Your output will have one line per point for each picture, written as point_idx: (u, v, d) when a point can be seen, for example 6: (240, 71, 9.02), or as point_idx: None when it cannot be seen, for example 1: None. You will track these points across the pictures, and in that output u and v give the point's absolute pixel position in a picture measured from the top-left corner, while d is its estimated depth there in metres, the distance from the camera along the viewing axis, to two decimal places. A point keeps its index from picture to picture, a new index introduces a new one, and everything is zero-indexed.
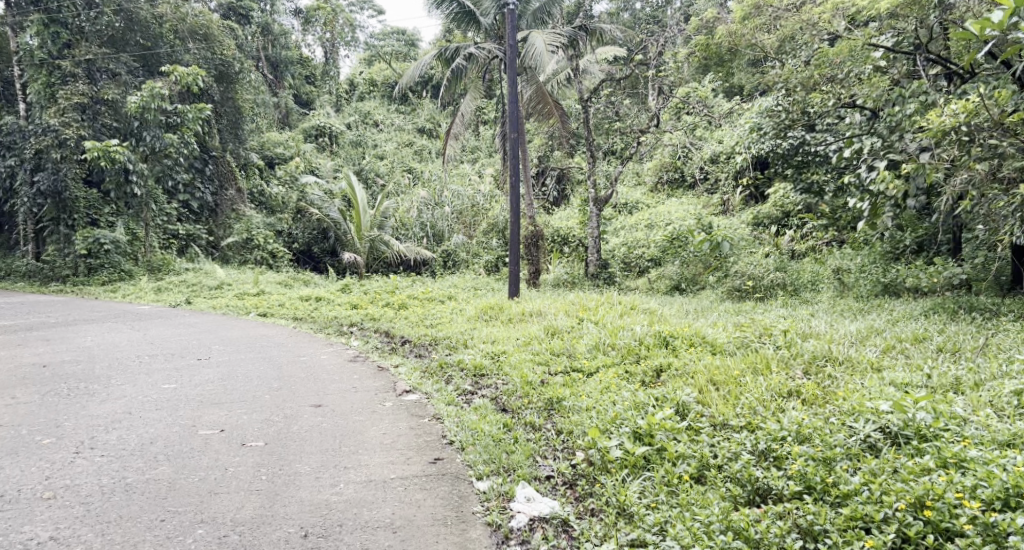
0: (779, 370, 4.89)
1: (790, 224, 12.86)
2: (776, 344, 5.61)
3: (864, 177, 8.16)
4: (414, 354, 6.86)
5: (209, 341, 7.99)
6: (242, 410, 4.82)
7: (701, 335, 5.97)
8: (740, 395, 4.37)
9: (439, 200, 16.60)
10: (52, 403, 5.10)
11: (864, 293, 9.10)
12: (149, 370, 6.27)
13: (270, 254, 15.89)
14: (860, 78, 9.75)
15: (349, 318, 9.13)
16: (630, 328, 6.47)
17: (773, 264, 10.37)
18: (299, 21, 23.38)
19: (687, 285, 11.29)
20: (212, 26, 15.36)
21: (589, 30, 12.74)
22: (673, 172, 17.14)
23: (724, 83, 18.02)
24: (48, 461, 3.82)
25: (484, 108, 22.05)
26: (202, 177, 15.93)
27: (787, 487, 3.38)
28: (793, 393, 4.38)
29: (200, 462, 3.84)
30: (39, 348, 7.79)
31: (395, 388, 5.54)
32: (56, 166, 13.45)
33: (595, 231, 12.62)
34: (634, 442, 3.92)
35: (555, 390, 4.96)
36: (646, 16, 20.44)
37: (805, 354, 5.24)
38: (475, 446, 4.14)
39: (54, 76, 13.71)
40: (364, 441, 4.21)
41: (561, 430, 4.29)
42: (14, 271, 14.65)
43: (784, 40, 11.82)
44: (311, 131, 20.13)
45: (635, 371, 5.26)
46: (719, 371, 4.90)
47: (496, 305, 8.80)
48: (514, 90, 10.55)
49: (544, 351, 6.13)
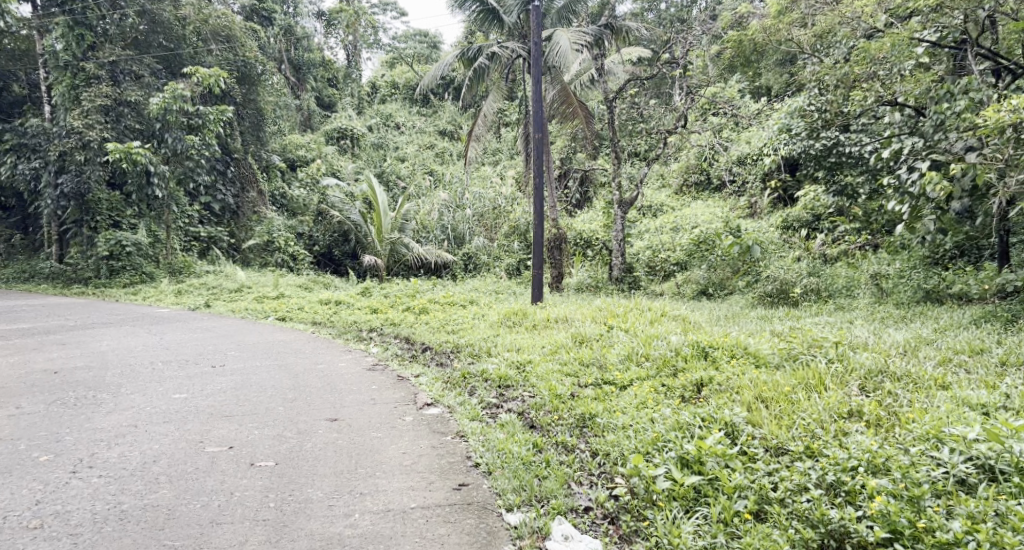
0: (835, 388, 4.48)
1: (821, 227, 12.27)
2: (826, 355, 5.19)
3: (903, 179, 7.67)
4: (434, 362, 6.52)
5: (226, 347, 7.72)
6: (254, 424, 4.52)
7: (742, 345, 5.56)
8: (794, 416, 3.99)
9: (460, 202, 16.35)
10: (55, 414, 4.83)
11: (904, 299, 8.63)
12: (161, 378, 6.00)
13: (291, 257, 15.66)
14: (904, 76, 9.26)
15: (369, 322, 8.87)
16: (664, 337, 6.08)
17: (805, 269, 9.92)
18: (321, 24, 23.32)
19: (715, 290, 10.85)
20: (235, 27, 15.33)
21: (615, 28, 12.34)
22: (700, 173, 16.74)
23: (751, 84, 17.54)
24: (42, 482, 3.54)
25: (506, 110, 21.72)
26: (224, 179, 15.83)
27: (869, 532, 3.00)
28: (855, 414, 3.98)
29: (204, 485, 3.54)
30: (53, 353, 7.58)
31: (415, 400, 5.19)
32: (79, 168, 13.34)
33: (620, 234, 12.17)
34: (682, 470, 3.56)
35: (586, 404, 4.60)
36: (671, 16, 20.02)
37: (860, 368, 4.80)
38: (503, 470, 3.79)
39: (78, 78, 13.57)
40: (382, 462, 3.88)
41: (598, 453, 3.94)
42: (38, 273, 14.57)
43: (821, 36, 11.31)
44: (333, 133, 19.92)
45: (673, 386, 4.88)
46: (768, 387, 4.52)
47: (519, 311, 8.44)
48: (538, 90, 10.19)
49: (572, 361, 5.76)
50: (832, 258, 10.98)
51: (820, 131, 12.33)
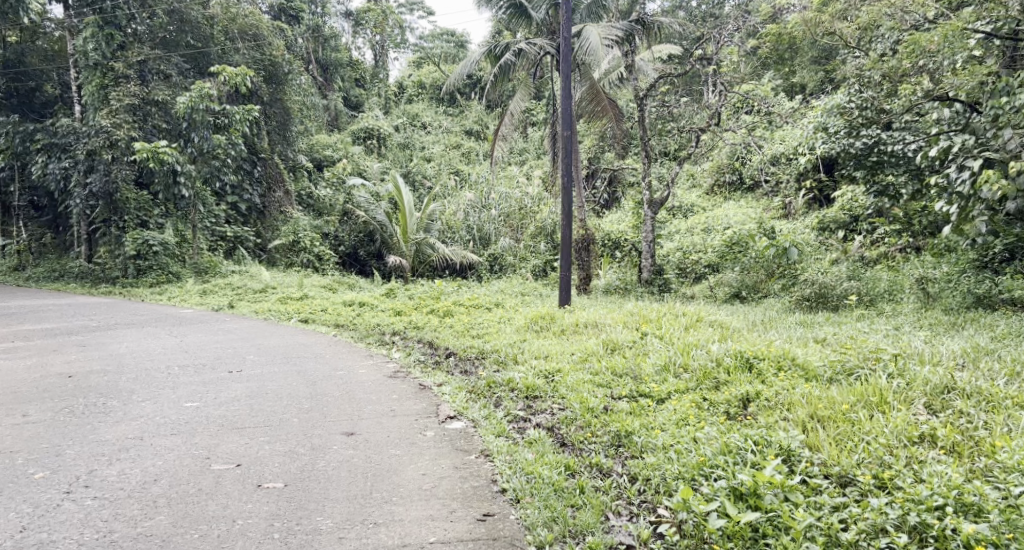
0: (900, 406, 4.05)
1: (860, 229, 11.71)
2: (886, 370, 4.70)
3: (952, 178, 7.14)
4: (458, 370, 6.16)
5: (245, 351, 7.46)
6: (266, 437, 4.23)
7: (790, 356, 5.12)
8: (859, 439, 3.62)
9: (486, 201, 16.02)
10: (61, 424, 4.59)
11: (953, 305, 8.00)
12: (175, 384, 5.75)
13: (316, 257, 15.43)
14: (956, 70, 8.68)
15: (392, 325, 8.55)
16: (703, 345, 5.63)
17: (845, 273, 9.43)
18: (349, 23, 23.12)
19: (748, 293, 10.32)
20: (262, 26, 15.26)
21: (646, 24, 11.89)
22: (732, 174, 16.21)
23: (785, 81, 16.99)
24: (32, 504, 3.29)
25: (533, 110, 21.44)
26: (251, 179, 15.72)
27: None
28: (928, 438, 3.59)
29: (206, 510, 3.26)
30: (71, 355, 7.37)
31: (438, 413, 4.85)
32: (108, 168, 13.20)
33: (650, 235, 11.70)
34: (736, 505, 3.22)
35: (621, 420, 4.24)
36: (703, 12, 19.52)
37: (925, 383, 4.34)
38: (533, 499, 3.46)
39: (107, 77, 13.45)
40: (400, 486, 3.56)
41: (637, 479, 3.61)
42: (67, 273, 14.54)
43: (864, 29, 10.75)
44: (359, 133, 19.66)
45: (716, 401, 4.48)
46: (823, 404, 4.10)
47: (547, 314, 8.06)
48: (567, 88, 9.77)
49: (603, 371, 5.38)
50: (871, 261, 10.63)
51: (860, 128, 11.22)
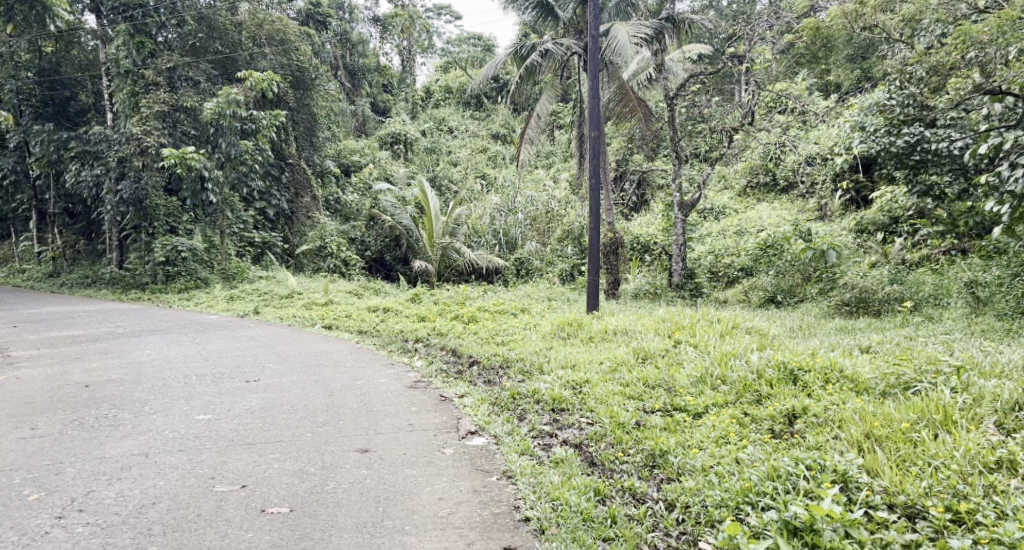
0: (968, 424, 3.67)
1: (900, 231, 11.11)
2: (948, 384, 4.26)
3: (1003, 176, 6.45)
4: (481, 380, 5.83)
5: (264, 359, 7.23)
6: (276, 454, 3.99)
7: (837, 367, 4.71)
8: (927, 464, 3.29)
9: (512, 205, 15.74)
10: (68, 438, 4.40)
11: (1007, 310, 7.47)
12: (189, 395, 5.54)
13: (342, 262, 15.25)
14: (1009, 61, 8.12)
15: (415, 333, 8.27)
16: (741, 354, 5.22)
17: (886, 276, 8.95)
18: (377, 29, 22.88)
19: (784, 297, 9.87)
20: (289, 31, 15.19)
21: (676, 21, 11.44)
22: (765, 175, 15.67)
23: (819, 80, 16.44)
24: (20, 532, 3.09)
25: (560, 112, 21.10)
26: (279, 185, 15.67)
27: None
28: (1005, 464, 3.24)
29: (203, 540, 3.03)
30: (91, 363, 7.20)
31: (458, 428, 4.56)
32: (138, 175, 13.16)
33: (681, 237, 11.22)
34: (791, 543, 2.95)
35: (655, 437, 3.90)
36: (733, 11, 19.05)
37: (998, 395, 3.90)
38: (558, 531, 3.19)
39: (138, 85, 13.47)
40: (412, 513, 3.28)
41: (675, 506, 3.33)
42: (99, 279, 14.58)
43: (909, 21, 10.25)
44: (387, 138, 19.52)
45: (759, 415, 4.12)
46: (880, 421, 3.72)
47: (574, 320, 7.70)
48: (595, 87, 9.40)
49: (634, 382, 5.02)
50: (913, 263, 10.02)
51: (901, 127, 10.04)
